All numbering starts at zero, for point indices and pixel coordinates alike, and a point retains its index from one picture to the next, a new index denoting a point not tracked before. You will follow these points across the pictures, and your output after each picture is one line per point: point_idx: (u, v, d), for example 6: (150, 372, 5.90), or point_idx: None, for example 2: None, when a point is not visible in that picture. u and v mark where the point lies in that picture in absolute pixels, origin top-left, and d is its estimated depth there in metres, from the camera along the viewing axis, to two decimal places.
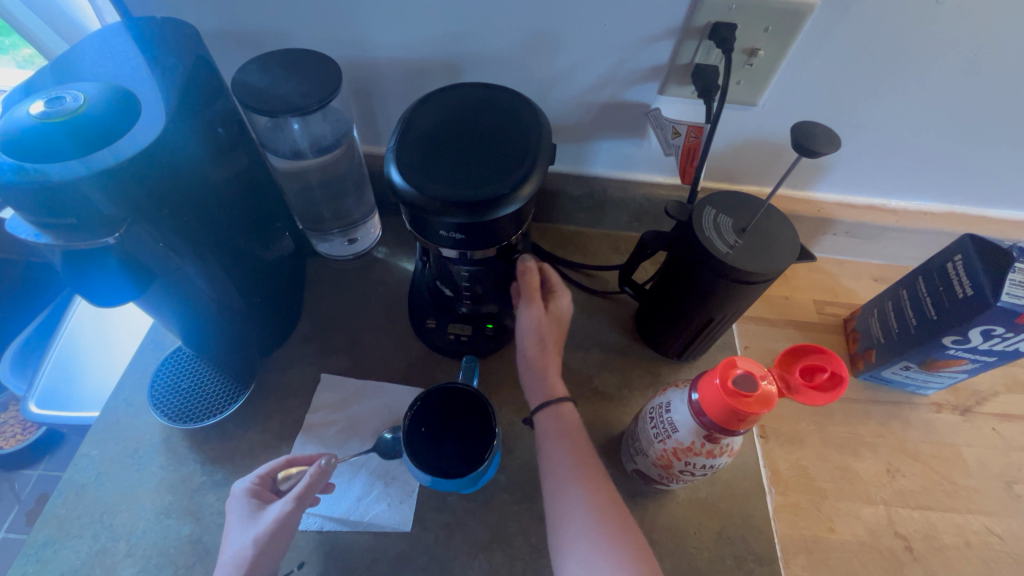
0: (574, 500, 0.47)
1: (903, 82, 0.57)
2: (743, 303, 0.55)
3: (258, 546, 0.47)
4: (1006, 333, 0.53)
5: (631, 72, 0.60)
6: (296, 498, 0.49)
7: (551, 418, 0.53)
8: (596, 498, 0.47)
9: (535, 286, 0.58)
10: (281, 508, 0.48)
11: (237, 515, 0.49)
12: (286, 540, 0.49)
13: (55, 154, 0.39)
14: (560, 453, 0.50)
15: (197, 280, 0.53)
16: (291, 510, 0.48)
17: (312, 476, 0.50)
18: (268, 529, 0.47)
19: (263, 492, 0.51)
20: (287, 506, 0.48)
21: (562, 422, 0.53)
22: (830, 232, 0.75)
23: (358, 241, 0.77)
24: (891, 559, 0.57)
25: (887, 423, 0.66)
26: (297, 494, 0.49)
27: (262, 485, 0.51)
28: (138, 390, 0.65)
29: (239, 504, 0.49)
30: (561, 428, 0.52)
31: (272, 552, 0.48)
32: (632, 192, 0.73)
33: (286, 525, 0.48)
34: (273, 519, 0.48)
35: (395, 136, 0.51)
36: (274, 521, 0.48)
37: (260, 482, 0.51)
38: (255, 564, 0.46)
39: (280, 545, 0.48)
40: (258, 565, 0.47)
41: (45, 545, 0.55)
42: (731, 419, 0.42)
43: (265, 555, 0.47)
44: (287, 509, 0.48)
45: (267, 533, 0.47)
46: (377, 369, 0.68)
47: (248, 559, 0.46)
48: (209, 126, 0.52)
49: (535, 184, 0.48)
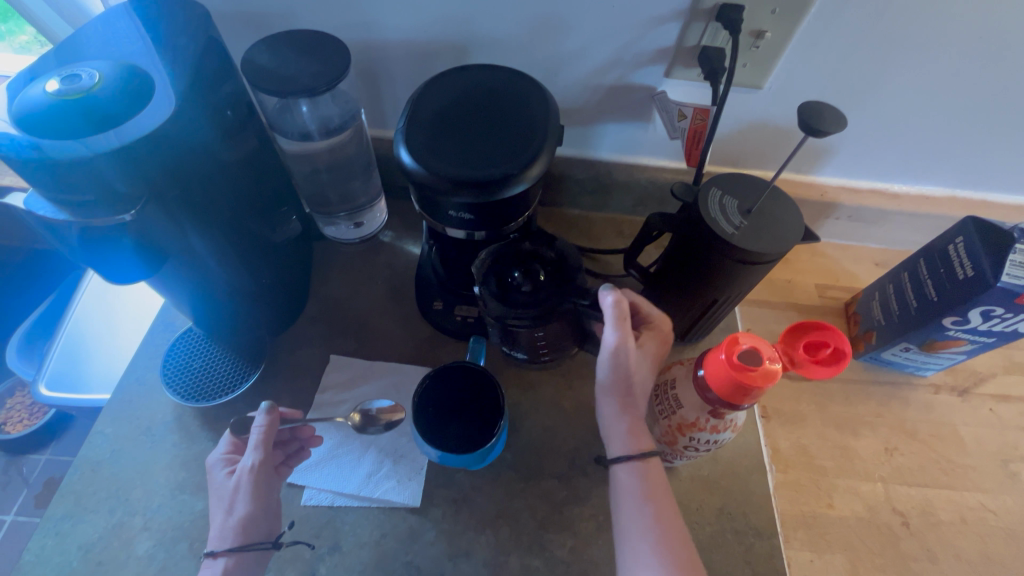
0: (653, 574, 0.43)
1: (909, 66, 0.57)
2: (746, 283, 0.56)
3: (238, 511, 0.49)
4: (1005, 314, 0.54)
5: (636, 55, 0.61)
6: (257, 452, 0.50)
7: (631, 473, 0.48)
8: (670, 563, 0.44)
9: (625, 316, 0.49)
10: (246, 465, 0.50)
11: (214, 483, 0.51)
12: (268, 501, 0.51)
13: (73, 130, 0.40)
14: (642, 517, 0.46)
15: (209, 260, 0.53)
16: (254, 468, 0.50)
17: (258, 428, 0.51)
18: (240, 490, 0.50)
19: (235, 457, 0.53)
20: (250, 461, 0.50)
21: (646, 478, 0.48)
22: (833, 216, 0.75)
23: (364, 225, 0.77)
24: (888, 534, 0.59)
25: (886, 403, 0.67)
26: (253, 452, 0.50)
27: (232, 451, 0.53)
28: (150, 369, 0.66)
29: (212, 473, 0.52)
30: (645, 487, 0.47)
31: (256, 515, 0.50)
32: (638, 176, 0.74)
33: (255, 481, 0.50)
34: (243, 477, 0.50)
35: (403, 118, 0.52)
36: (245, 479, 0.50)
37: (230, 448, 0.54)
38: (244, 529, 0.49)
39: (263, 507, 0.50)
40: (247, 528, 0.49)
41: (63, 520, 0.56)
42: (735, 393, 0.43)
43: (250, 519, 0.49)
44: (252, 464, 0.50)
45: (244, 490, 0.50)
46: (385, 350, 0.69)
47: (233, 526, 0.49)
48: (219, 107, 0.53)
49: (543, 165, 0.49)
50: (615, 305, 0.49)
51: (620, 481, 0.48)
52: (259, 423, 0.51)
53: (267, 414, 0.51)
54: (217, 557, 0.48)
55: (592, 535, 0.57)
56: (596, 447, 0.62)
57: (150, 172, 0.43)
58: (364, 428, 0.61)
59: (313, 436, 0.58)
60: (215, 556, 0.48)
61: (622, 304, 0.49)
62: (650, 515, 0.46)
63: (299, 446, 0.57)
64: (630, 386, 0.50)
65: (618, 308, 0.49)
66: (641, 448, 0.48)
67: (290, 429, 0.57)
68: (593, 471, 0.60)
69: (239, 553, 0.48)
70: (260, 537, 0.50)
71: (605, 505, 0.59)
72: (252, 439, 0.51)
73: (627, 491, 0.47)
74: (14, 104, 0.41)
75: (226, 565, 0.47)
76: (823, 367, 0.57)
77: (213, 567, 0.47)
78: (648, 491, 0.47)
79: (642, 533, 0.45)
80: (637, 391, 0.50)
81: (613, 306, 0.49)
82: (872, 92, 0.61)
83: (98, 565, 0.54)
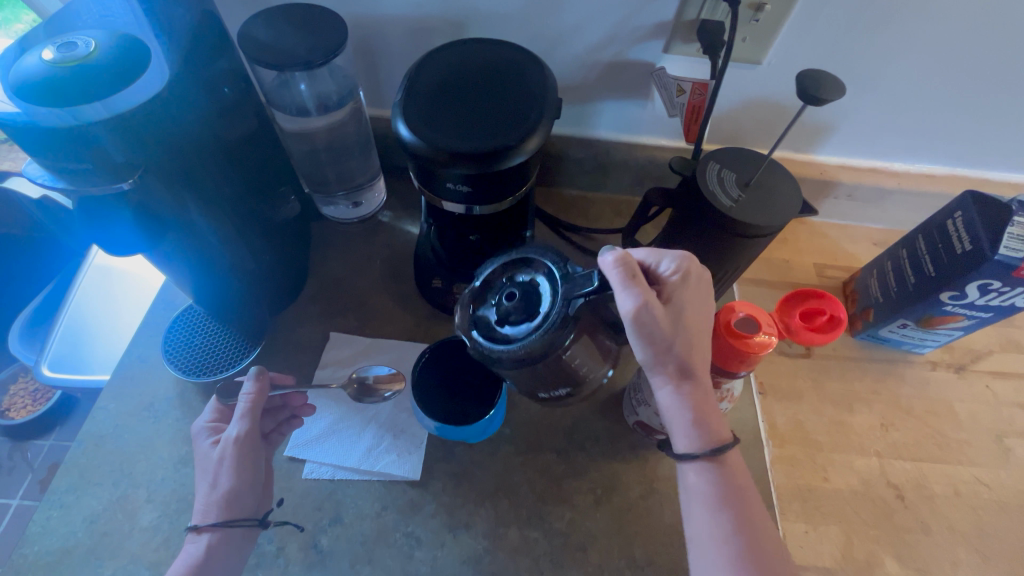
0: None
1: (910, 39, 0.57)
2: (744, 257, 0.56)
3: (222, 485, 0.49)
4: (1002, 288, 0.54)
5: (635, 30, 0.60)
6: (243, 420, 0.50)
7: (704, 476, 0.43)
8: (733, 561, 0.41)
9: (633, 273, 0.41)
10: (230, 434, 0.50)
11: (201, 452, 0.51)
12: (254, 473, 0.50)
13: (66, 97, 0.39)
14: (717, 524, 0.42)
15: (209, 235, 0.53)
16: (239, 437, 0.50)
17: (245, 396, 0.50)
18: (225, 461, 0.49)
19: (220, 426, 0.53)
20: (235, 430, 0.50)
21: (721, 481, 0.43)
22: (832, 194, 0.75)
23: (362, 205, 0.78)
24: (882, 506, 0.59)
25: (882, 379, 0.68)
26: (238, 421, 0.50)
27: (217, 420, 0.54)
28: (151, 346, 0.67)
29: (198, 442, 0.52)
30: (719, 493, 0.42)
31: (239, 490, 0.49)
32: (636, 154, 0.74)
33: (240, 451, 0.50)
34: (227, 446, 0.50)
35: (401, 91, 0.51)
36: (229, 448, 0.50)
37: (216, 417, 0.54)
38: (228, 504, 0.49)
39: (248, 481, 0.50)
40: (232, 503, 0.49)
41: (68, 492, 0.57)
42: (732, 359, 0.46)
43: (234, 494, 0.49)
44: (237, 433, 0.50)
45: (228, 461, 0.49)
46: (385, 328, 0.69)
47: (217, 499, 0.49)
48: (215, 84, 0.52)
49: (541, 137, 0.48)
50: (615, 266, 0.41)
51: (692, 487, 0.43)
52: (246, 390, 0.50)
53: (255, 380, 0.51)
54: (200, 531, 0.48)
55: (590, 507, 0.58)
56: (594, 422, 0.63)
57: (147, 141, 0.43)
58: (359, 398, 0.62)
59: (304, 404, 0.58)
60: (199, 531, 0.48)
61: (621, 263, 0.41)
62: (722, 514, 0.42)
63: (290, 414, 0.58)
64: (674, 355, 0.43)
65: (618, 267, 0.41)
66: (712, 444, 0.43)
67: (281, 397, 0.57)
68: (590, 446, 0.61)
69: (225, 529, 0.48)
70: (245, 513, 0.49)
71: (603, 478, 0.59)
72: (238, 408, 0.51)
73: (700, 498, 0.43)
74: (8, 75, 0.41)
75: (210, 540, 0.48)
76: (819, 334, 0.58)
77: (198, 542, 0.48)
78: (721, 496, 0.42)
79: (721, 543, 0.41)
80: (688, 362, 0.43)
81: (612, 268, 0.41)
82: (873, 67, 0.60)
83: (103, 536, 0.55)
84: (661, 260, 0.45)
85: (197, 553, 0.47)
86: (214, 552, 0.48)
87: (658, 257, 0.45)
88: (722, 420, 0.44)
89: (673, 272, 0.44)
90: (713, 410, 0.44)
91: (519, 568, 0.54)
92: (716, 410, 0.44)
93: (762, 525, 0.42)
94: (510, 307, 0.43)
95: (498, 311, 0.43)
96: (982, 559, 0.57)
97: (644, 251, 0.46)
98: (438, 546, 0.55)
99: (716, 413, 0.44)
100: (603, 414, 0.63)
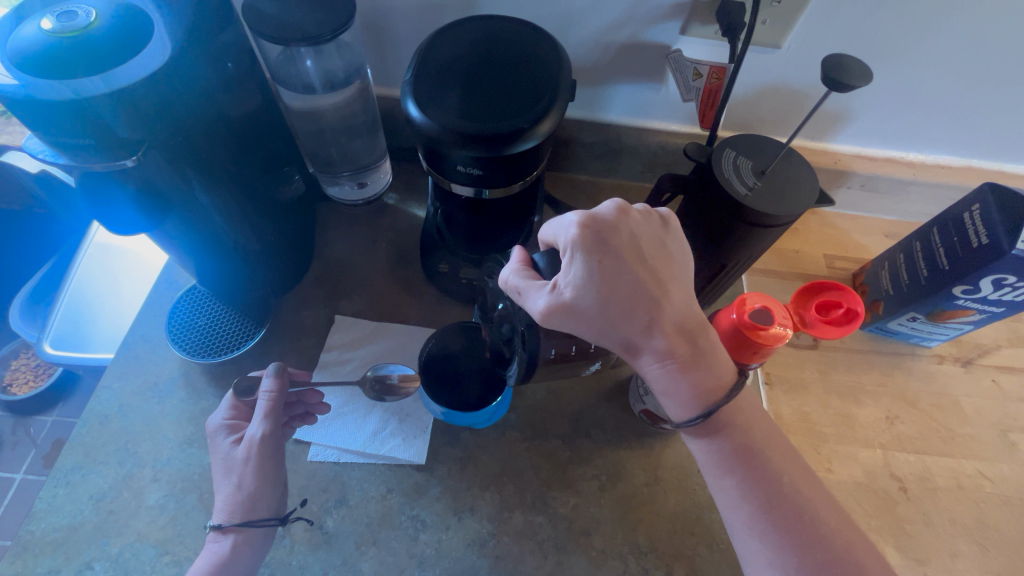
0: (754, 554, 0.39)
1: (938, 25, 0.55)
2: (757, 247, 0.55)
3: (247, 486, 0.48)
4: (1017, 282, 0.53)
5: (651, 10, 0.58)
6: (268, 418, 0.50)
7: (708, 441, 0.42)
8: (763, 549, 0.39)
9: (518, 286, 0.42)
10: (255, 432, 0.49)
11: (218, 449, 0.51)
12: (277, 473, 0.50)
13: (65, 70, 0.38)
14: (727, 490, 0.41)
15: (211, 211, 0.52)
16: (264, 437, 0.49)
17: (267, 394, 0.50)
18: (250, 461, 0.49)
19: (239, 424, 0.53)
20: (262, 427, 0.49)
21: (722, 445, 0.41)
22: (846, 184, 0.74)
23: (368, 186, 0.76)
24: (885, 498, 0.60)
25: (889, 372, 0.67)
26: (261, 419, 0.50)
27: (234, 417, 0.53)
28: (155, 327, 0.66)
29: (215, 440, 0.51)
30: (722, 458, 0.41)
31: (263, 490, 0.49)
32: (649, 140, 0.72)
33: (264, 450, 0.49)
34: (252, 444, 0.49)
35: (411, 69, 0.50)
36: (255, 446, 0.49)
37: (233, 414, 0.53)
38: (252, 505, 0.48)
39: (272, 481, 0.50)
40: (257, 503, 0.49)
41: (74, 470, 0.57)
42: (748, 351, 0.48)
43: (258, 494, 0.49)
44: (264, 431, 0.49)
45: (254, 458, 0.49)
46: (390, 313, 0.69)
47: (241, 501, 0.48)
48: (220, 59, 0.50)
49: (553, 121, 0.47)
50: (509, 282, 0.43)
51: (699, 456, 0.43)
52: (267, 387, 0.51)
53: (276, 377, 0.51)
54: (225, 530, 0.47)
55: (594, 494, 0.58)
56: (600, 409, 0.63)
57: (153, 116, 0.42)
58: (380, 397, 0.61)
59: (320, 403, 0.58)
60: (224, 532, 0.48)
61: (511, 279, 0.43)
62: (742, 495, 0.40)
63: (304, 410, 0.58)
64: (613, 337, 0.41)
65: (512, 283, 0.43)
66: (699, 408, 0.41)
67: (297, 393, 0.57)
68: (596, 433, 0.61)
69: (246, 530, 0.48)
70: (265, 513, 0.49)
71: (607, 465, 0.59)
72: (260, 407, 0.50)
73: (708, 468, 0.42)
74: (6, 46, 0.39)
75: (235, 541, 0.48)
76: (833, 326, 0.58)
77: (222, 541, 0.48)
78: (720, 462, 0.41)
79: (750, 534, 0.40)
80: (628, 337, 0.41)
81: (510, 287, 0.43)
82: (896, 54, 0.58)
83: (110, 514, 0.55)
84: (560, 229, 0.42)
85: (221, 552, 0.48)
86: (238, 552, 0.48)
87: (556, 230, 0.42)
88: (701, 374, 0.41)
89: (565, 247, 0.41)
90: (686, 365, 0.41)
91: (523, 552, 0.55)
92: (691, 369, 0.41)
93: (781, 480, 0.40)
94: (503, 324, 0.50)
95: (498, 330, 0.52)
96: (983, 552, 0.57)
97: (552, 224, 0.44)
98: (442, 530, 0.55)
99: (693, 367, 0.41)
100: (609, 402, 0.63)
